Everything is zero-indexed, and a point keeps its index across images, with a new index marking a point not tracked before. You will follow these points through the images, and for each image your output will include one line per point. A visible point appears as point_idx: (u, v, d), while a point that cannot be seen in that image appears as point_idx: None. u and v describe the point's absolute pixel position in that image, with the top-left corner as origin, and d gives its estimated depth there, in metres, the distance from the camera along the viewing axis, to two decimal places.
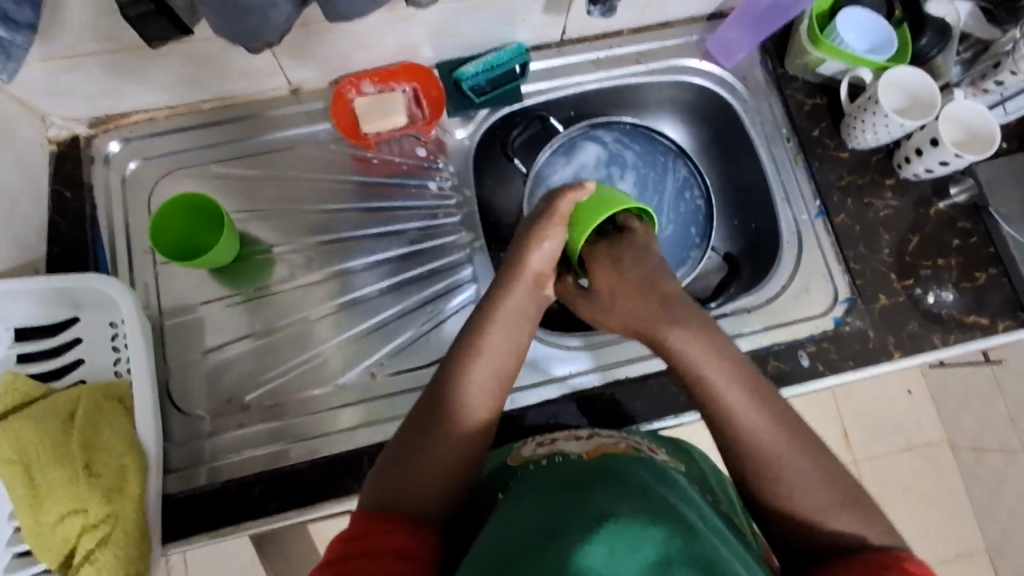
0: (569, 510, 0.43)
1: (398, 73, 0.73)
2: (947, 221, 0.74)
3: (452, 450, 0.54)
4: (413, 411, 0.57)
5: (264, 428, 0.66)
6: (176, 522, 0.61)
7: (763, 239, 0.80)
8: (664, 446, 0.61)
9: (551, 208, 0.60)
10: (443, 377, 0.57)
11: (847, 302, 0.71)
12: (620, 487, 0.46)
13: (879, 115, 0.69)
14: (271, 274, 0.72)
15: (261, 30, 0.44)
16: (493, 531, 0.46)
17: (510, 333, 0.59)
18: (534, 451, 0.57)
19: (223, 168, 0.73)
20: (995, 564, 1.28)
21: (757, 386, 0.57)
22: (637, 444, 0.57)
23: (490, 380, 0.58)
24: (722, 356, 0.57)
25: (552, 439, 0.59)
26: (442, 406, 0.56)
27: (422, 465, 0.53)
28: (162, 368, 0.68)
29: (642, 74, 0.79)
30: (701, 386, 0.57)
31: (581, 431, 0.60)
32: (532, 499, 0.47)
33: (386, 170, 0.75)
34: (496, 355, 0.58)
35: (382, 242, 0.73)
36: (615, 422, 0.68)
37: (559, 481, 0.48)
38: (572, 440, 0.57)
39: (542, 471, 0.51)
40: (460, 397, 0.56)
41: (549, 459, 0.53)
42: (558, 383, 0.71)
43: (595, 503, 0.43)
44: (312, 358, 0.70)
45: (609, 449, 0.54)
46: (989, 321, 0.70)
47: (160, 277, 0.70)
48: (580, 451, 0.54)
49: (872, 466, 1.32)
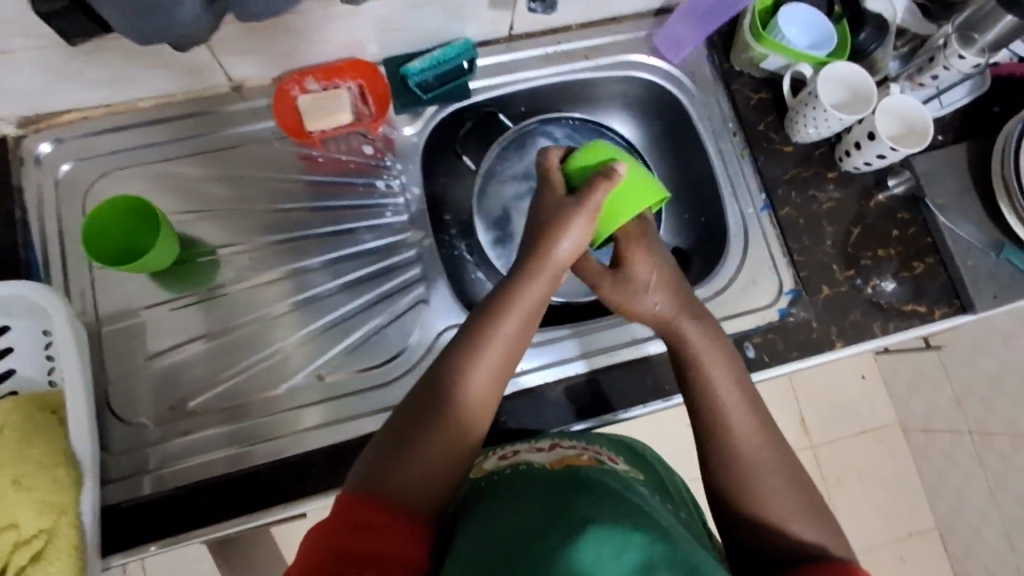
0: (551, 517, 0.44)
1: (343, 70, 0.71)
2: (886, 212, 0.76)
3: (445, 444, 0.53)
4: (406, 401, 0.56)
5: (210, 435, 0.65)
6: (120, 532, 0.60)
7: (711, 233, 0.81)
8: (622, 453, 0.61)
9: (584, 198, 0.60)
10: (441, 370, 0.56)
11: (791, 294, 0.73)
12: (600, 494, 0.47)
13: (819, 110, 0.71)
14: (217, 276, 0.70)
15: (172, 27, 0.43)
16: (470, 540, 0.46)
17: (513, 326, 0.58)
18: (497, 463, 0.56)
19: (163, 168, 0.71)
20: (944, 540, 1.34)
21: (745, 388, 0.59)
22: (598, 455, 0.57)
23: (492, 376, 0.57)
24: (723, 358, 0.60)
25: (514, 451, 0.58)
26: (444, 396, 0.55)
27: (414, 458, 0.52)
28: (101, 377, 0.66)
29: (592, 69, 0.79)
30: (695, 377, 0.60)
31: (543, 441, 0.60)
32: (508, 508, 0.47)
33: (333, 169, 0.74)
34: (501, 345, 0.57)
35: (332, 242, 0.72)
36: (591, 411, 0.69)
37: (532, 489, 0.48)
38: (534, 452, 0.57)
39: (507, 482, 0.51)
40: (458, 387, 0.55)
41: (516, 468, 0.53)
42: (545, 370, 0.70)
43: (576, 511, 0.44)
44: (260, 362, 0.68)
45: (572, 459, 0.54)
46: (927, 309, 0.73)
47: (97, 283, 0.68)
48: (545, 461, 0.54)
49: (828, 450, 1.36)
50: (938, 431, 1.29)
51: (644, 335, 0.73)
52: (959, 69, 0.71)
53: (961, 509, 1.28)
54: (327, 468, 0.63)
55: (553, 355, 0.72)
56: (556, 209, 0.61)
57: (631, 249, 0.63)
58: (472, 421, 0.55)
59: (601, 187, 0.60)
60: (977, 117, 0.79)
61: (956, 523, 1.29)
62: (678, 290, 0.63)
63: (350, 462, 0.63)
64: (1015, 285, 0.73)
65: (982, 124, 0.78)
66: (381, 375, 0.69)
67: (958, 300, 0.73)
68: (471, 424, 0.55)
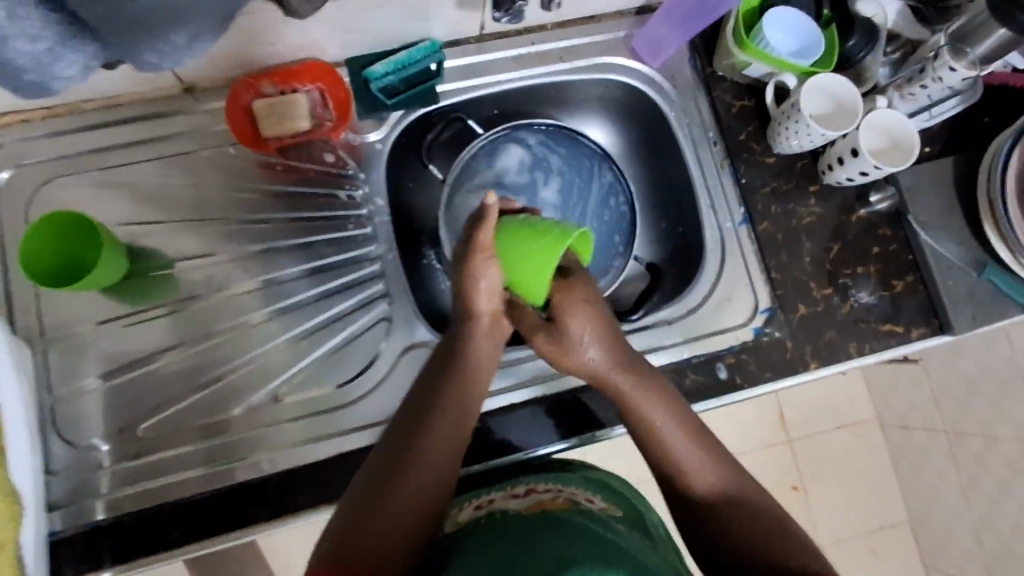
0: (523, 563, 0.43)
1: (300, 73, 0.67)
2: (868, 228, 0.73)
3: (412, 497, 0.51)
4: (366, 464, 0.54)
5: (162, 458, 0.63)
6: (71, 558, 0.59)
7: (687, 245, 0.79)
8: (599, 493, 0.61)
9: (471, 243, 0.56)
10: (400, 429, 0.55)
11: (767, 312, 0.71)
12: (572, 533, 0.46)
13: (801, 124, 0.68)
14: (171, 290, 0.68)
15: (42, 81, 0.39)
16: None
17: (471, 377, 0.58)
18: (473, 514, 0.56)
19: (109, 175, 0.67)
20: (917, 533, 1.34)
21: (689, 424, 0.57)
22: (573, 497, 0.57)
23: (459, 428, 0.55)
24: (661, 400, 0.57)
25: (490, 499, 0.58)
26: (405, 450, 0.53)
27: (389, 519, 0.50)
28: (48, 397, 0.64)
29: (568, 72, 0.75)
30: (645, 433, 0.57)
31: (519, 485, 0.60)
32: (486, 555, 0.46)
33: (293, 177, 0.71)
34: (456, 393, 0.57)
35: (292, 255, 0.70)
36: (575, 427, 0.67)
37: (509, 534, 0.48)
38: (510, 498, 0.57)
39: (483, 532, 0.51)
40: (418, 439, 0.54)
41: (490, 518, 0.53)
42: (522, 389, 0.68)
43: (547, 553, 0.43)
44: (216, 381, 0.66)
45: (547, 504, 0.54)
46: (904, 328, 0.71)
47: (43, 298, 0.65)
48: (520, 508, 0.54)
49: (805, 445, 1.35)
50: (915, 428, 1.27)
51: None
52: (949, 82, 0.67)
53: (933, 505, 1.27)
54: (283, 493, 0.62)
55: (534, 370, 0.68)
56: (463, 280, 0.57)
57: (570, 302, 0.55)
58: (436, 474, 0.53)
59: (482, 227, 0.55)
60: (964, 129, 0.76)
61: (928, 518, 1.29)
62: (610, 332, 0.56)
63: (303, 487, 0.62)
64: (995, 306, 0.71)
65: (970, 135, 0.76)
66: (340, 396, 0.67)
67: (937, 319, 0.71)
68: (437, 476, 0.53)
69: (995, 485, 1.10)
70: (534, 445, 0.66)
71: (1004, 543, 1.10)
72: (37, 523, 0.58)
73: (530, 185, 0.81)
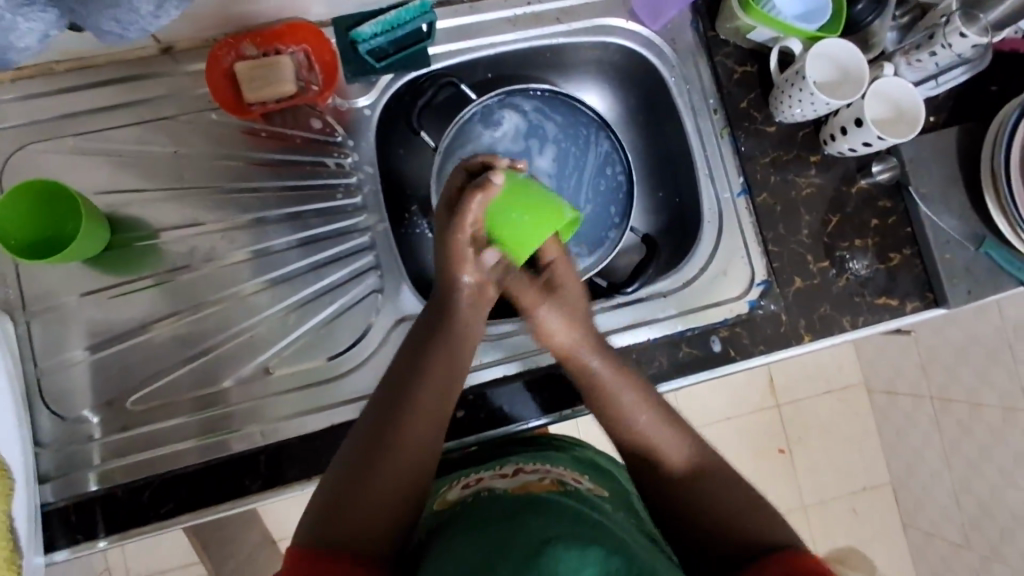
0: (507, 540, 0.43)
1: (284, 34, 0.65)
2: (867, 199, 0.72)
3: (397, 471, 0.52)
4: (353, 438, 0.54)
5: (152, 430, 0.63)
6: (63, 529, 0.59)
7: (684, 216, 0.78)
8: (587, 473, 0.61)
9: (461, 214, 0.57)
10: (384, 405, 0.55)
11: (762, 285, 0.70)
12: (556, 511, 0.46)
13: (805, 93, 0.65)
14: (153, 260, 0.66)
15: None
16: (437, 566, 0.45)
17: (455, 352, 0.58)
18: (460, 493, 0.56)
19: (87, 141, 0.65)
20: (897, 494, 1.37)
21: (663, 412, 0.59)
22: (560, 477, 0.57)
23: (443, 405, 0.56)
24: (633, 386, 0.60)
25: (478, 478, 0.58)
26: (390, 426, 0.53)
27: (373, 495, 0.50)
28: (33, 369, 0.63)
29: (564, 34, 0.73)
30: (612, 409, 0.59)
31: (507, 466, 0.60)
32: (472, 531, 0.47)
33: (279, 144, 0.68)
34: (439, 367, 0.57)
35: (279, 225, 0.68)
36: (567, 399, 0.66)
37: (495, 512, 0.48)
38: (498, 478, 0.57)
39: (468, 510, 0.51)
40: (403, 413, 0.54)
41: (477, 497, 0.53)
42: (513, 360, 0.67)
43: (532, 531, 0.43)
44: (203, 354, 0.65)
45: (533, 485, 0.54)
46: (898, 302, 0.70)
47: (22, 269, 0.64)
48: (506, 487, 0.54)
49: (792, 409, 1.37)
50: (900, 392, 1.28)
51: (609, 329, 0.69)
52: (959, 49, 0.65)
53: (915, 468, 1.30)
54: (276, 466, 0.62)
55: (526, 343, 0.68)
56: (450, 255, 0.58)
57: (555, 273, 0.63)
58: (421, 447, 0.54)
59: (476, 198, 0.57)
60: (970, 96, 0.74)
61: (910, 481, 1.32)
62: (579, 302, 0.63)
63: (295, 460, 0.62)
64: (991, 280, 0.70)
65: (976, 103, 0.74)
66: (331, 368, 0.66)
67: (932, 292, 0.71)
68: (422, 448, 0.54)
69: (977, 450, 1.12)
70: (525, 418, 0.66)
71: (982, 505, 1.13)
72: (28, 495, 0.58)
73: (525, 153, 0.79)
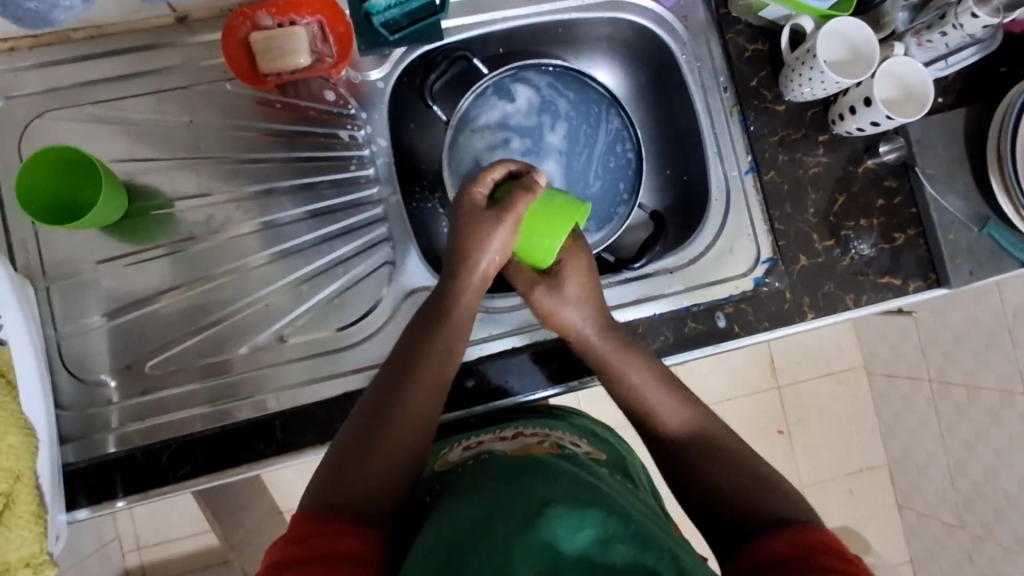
0: (508, 501, 0.44)
1: (299, 5, 0.66)
2: (874, 179, 0.72)
3: (394, 441, 0.53)
4: (355, 413, 0.56)
5: (171, 395, 0.64)
6: (82, 489, 0.61)
7: (693, 193, 0.79)
8: (587, 439, 0.63)
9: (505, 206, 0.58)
10: (388, 375, 0.57)
11: (768, 262, 0.71)
12: (555, 476, 0.47)
13: (816, 71, 0.66)
14: (166, 228, 0.67)
15: None
16: (438, 524, 0.46)
17: (456, 330, 0.59)
18: (461, 455, 0.58)
19: (103, 109, 0.66)
20: (893, 475, 1.39)
21: (673, 385, 0.60)
22: (560, 441, 0.59)
23: (444, 372, 0.57)
24: (648, 364, 0.60)
25: (479, 441, 0.60)
26: (389, 398, 0.55)
27: (373, 462, 0.52)
28: (53, 333, 0.65)
29: (577, 10, 0.74)
30: (623, 384, 0.60)
31: (507, 430, 0.62)
32: (472, 495, 0.48)
33: (293, 116, 0.69)
34: (440, 345, 0.58)
35: (293, 196, 0.69)
36: (571, 372, 0.68)
37: (494, 473, 0.50)
38: (499, 441, 0.59)
39: (470, 470, 0.53)
40: (400, 388, 0.55)
41: (477, 458, 0.55)
42: (520, 334, 0.69)
43: (531, 494, 0.44)
44: (218, 322, 0.67)
45: (533, 448, 0.56)
46: (902, 281, 0.71)
47: (40, 236, 0.65)
48: (507, 449, 0.56)
49: (792, 391, 1.39)
50: (900, 375, 1.29)
51: (615, 303, 0.70)
52: (969, 29, 0.66)
53: (912, 450, 1.31)
54: (291, 432, 0.63)
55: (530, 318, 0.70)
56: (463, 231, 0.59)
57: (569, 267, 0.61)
58: (418, 418, 0.55)
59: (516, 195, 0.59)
60: (978, 78, 0.74)
61: (907, 463, 1.34)
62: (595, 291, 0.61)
63: (309, 425, 0.63)
64: (993, 261, 0.71)
65: (984, 84, 0.74)
66: (341, 338, 0.67)
67: (935, 273, 0.71)
68: (418, 421, 0.55)
69: (973, 432, 1.13)
70: (533, 389, 0.67)
71: (976, 485, 1.15)
72: (52, 454, 0.60)
73: (537, 128, 0.80)
